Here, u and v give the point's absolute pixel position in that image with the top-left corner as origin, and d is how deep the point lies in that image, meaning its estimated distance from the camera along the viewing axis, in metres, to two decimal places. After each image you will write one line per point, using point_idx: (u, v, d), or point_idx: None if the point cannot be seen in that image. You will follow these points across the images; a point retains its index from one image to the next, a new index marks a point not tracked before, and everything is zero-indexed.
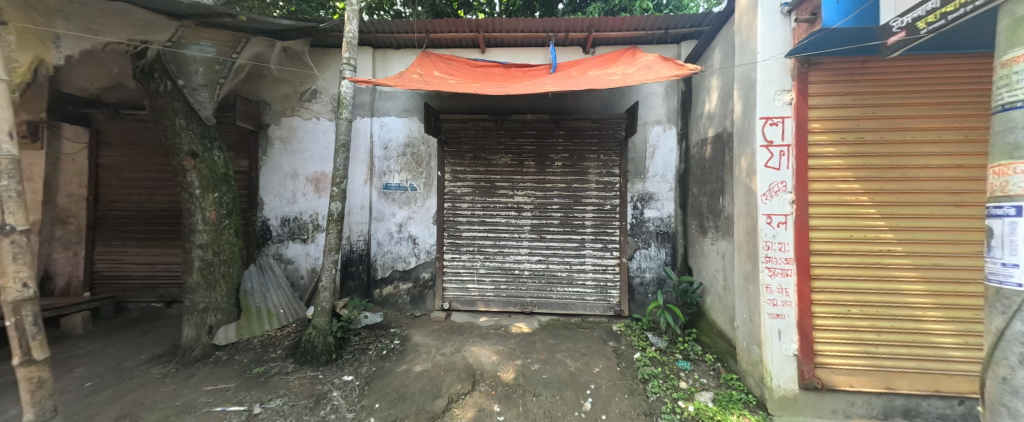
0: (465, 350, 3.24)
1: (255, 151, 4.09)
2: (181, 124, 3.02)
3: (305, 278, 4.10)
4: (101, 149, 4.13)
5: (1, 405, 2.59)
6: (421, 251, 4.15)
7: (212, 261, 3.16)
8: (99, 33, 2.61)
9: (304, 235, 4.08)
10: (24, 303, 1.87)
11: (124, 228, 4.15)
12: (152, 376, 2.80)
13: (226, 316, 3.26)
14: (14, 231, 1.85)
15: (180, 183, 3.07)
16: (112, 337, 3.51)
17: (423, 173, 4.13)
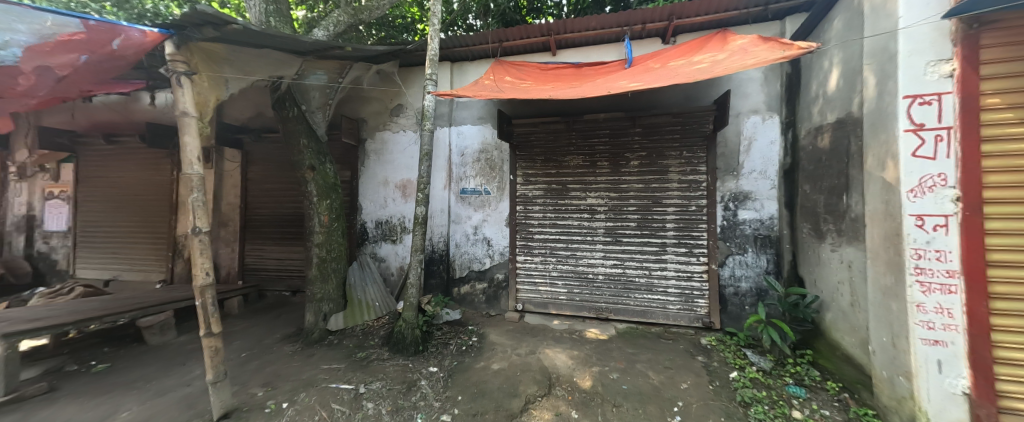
0: (540, 352, 3.26)
1: (355, 163, 4.70)
2: (304, 144, 3.62)
3: (395, 275, 4.56)
4: (248, 166, 5.17)
5: (191, 366, 3.40)
6: (495, 252, 4.29)
7: (326, 257, 3.71)
8: (253, 73, 3.23)
9: (394, 236, 4.54)
10: (206, 288, 2.45)
11: (263, 229, 5.11)
12: (284, 352, 3.40)
13: (336, 305, 3.80)
14: (201, 232, 2.45)
15: (302, 192, 3.67)
16: (256, 318, 4.36)
17: (497, 177, 4.28)
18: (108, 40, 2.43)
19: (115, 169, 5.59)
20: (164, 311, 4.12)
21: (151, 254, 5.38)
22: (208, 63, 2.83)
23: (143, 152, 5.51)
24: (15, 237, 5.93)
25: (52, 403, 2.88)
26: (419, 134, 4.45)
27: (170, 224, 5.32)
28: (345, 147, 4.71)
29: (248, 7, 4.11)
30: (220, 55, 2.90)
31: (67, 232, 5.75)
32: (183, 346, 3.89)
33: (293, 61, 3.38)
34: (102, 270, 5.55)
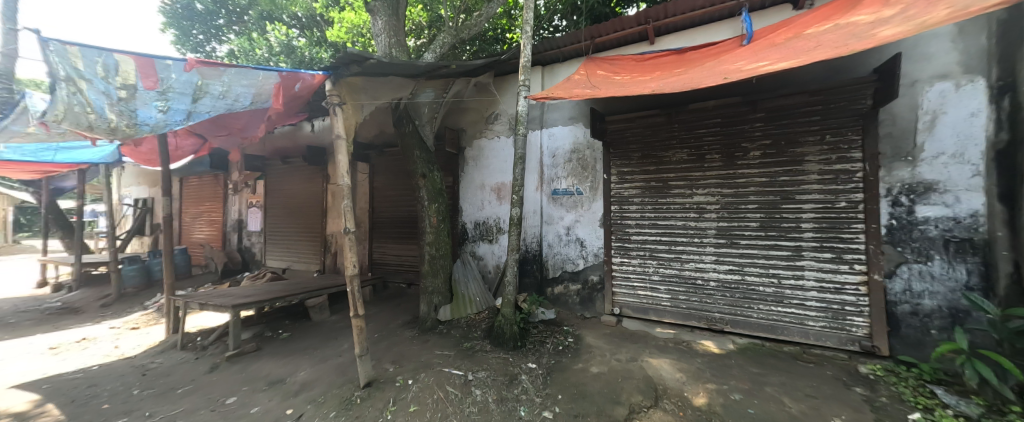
0: (642, 360, 3.07)
1: (456, 169, 5.13)
2: (417, 155, 4.07)
3: (492, 273, 4.83)
4: (374, 176, 6.12)
5: (339, 341, 4.19)
6: (589, 254, 4.17)
7: (435, 255, 4.14)
8: (379, 97, 3.80)
9: (491, 236, 4.82)
10: (354, 277, 3.01)
11: (386, 230, 5.99)
12: (405, 336, 3.92)
13: (443, 298, 4.20)
14: (349, 232, 3.00)
15: (415, 197, 4.15)
16: (382, 305, 5.14)
17: (590, 177, 4.17)
18: (291, 84, 3.24)
19: (287, 183, 7.23)
20: (319, 295, 4.97)
21: (311, 249, 6.80)
22: (351, 94, 3.44)
23: (304, 169, 6.99)
24: (232, 236, 8.16)
25: (259, 359, 3.89)
26: (513, 138, 4.64)
27: (322, 225, 6.65)
28: (446, 155, 5.16)
29: (375, 42, 4.86)
30: (358, 86, 3.50)
31: (261, 232, 7.65)
32: (334, 324, 4.81)
33: (409, 84, 3.88)
34: (282, 261, 7.25)
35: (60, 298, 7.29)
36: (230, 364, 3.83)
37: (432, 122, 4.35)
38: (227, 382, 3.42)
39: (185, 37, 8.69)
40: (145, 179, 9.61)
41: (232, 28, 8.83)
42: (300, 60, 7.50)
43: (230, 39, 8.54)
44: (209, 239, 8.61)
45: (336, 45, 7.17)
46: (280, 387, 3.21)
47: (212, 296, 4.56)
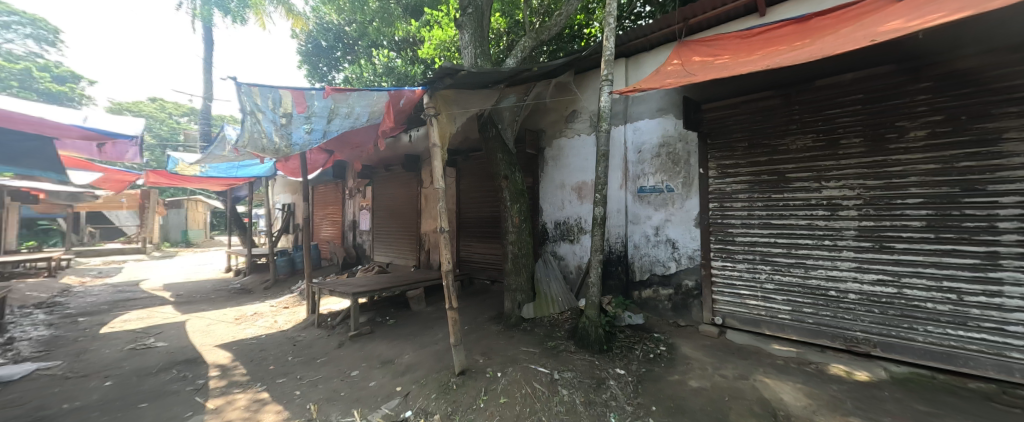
0: (754, 379, 2.69)
1: (536, 169, 5.16)
2: (500, 158, 4.22)
3: (574, 273, 4.74)
4: (460, 179, 6.54)
5: (435, 330, 4.57)
6: (682, 256, 3.81)
7: (517, 254, 4.22)
8: (470, 108, 3.99)
9: (572, 236, 4.73)
10: (448, 273, 3.25)
11: (471, 229, 6.34)
12: (492, 331, 4.08)
13: (526, 297, 4.26)
14: (443, 231, 3.26)
15: (498, 198, 4.30)
16: (470, 300, 5.46)
17: (682, 173, 3.80)
18: (397, 100, 3.60)
19: (389, 188, 8.18)
20: (413, 288, 5.46)
21: (409, 247, 7.57)
22: (444, 106, 3.69)
23: (403, 175, 7.82)
24: (349, 234, 9.56)
25: (373, 340, 4.49)
26: (594, 136, 4.48)
27: (417, 225, 7.35)
28: (526, 156, 5.23)
29: (462, 55, 5.18)
30: (450, 98, 3.73)
31: (370, 231, 8.81)
32: (430, 315, 5.28)
33: (495, 93, 4.01)
34: (386, 256, 8.24)
35: (239, 281, 9.50)
36: (351, 343, 4.50)
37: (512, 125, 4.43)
38: (350, 358, 4.03)
39: (313, 70, 10.46)
40: (289, 188, 11.90)
41: (347, 57, 10.31)
42: (399, 78, 8.38)
43: (346, 67, 9.99)
44: (333, 237, 10.25)
45: (428, 61, 7.84)
46: (390, 367, 3.66)
47: (336, 284, 5.40)
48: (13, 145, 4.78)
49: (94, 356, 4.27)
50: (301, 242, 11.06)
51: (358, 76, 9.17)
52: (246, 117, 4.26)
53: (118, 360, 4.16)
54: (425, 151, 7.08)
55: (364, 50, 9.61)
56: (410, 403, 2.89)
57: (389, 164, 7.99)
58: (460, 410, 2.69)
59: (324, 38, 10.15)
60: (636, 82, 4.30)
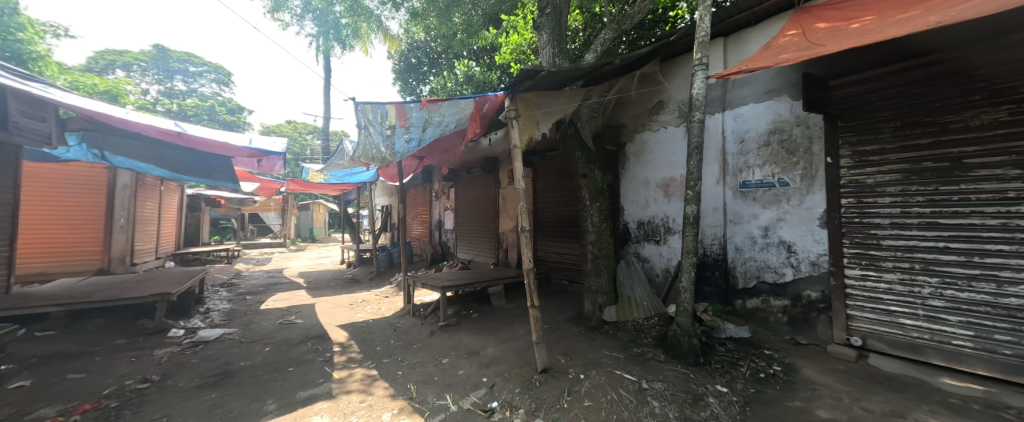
0: (912, 418, 2.16)
1: (616, 166, 4.91)
2: (578, 155, 4.11)
3: (660, 277, 4.40)
4: (536, 179, 6.56)
5: (515, 327, 4.69)
6: (800, 262, 3.26)
7: (597, 254, 4.06)
8: (553, 113, 3.88)
9: (657, 237, 4.40)
10: (529, 271, 3.30)
11: (548, 228, 6.33)
12: (572, 331, 4.01)
13: (607, 299, 4.08)
14: (524, 231, 3.32)
15: (576, 197, 4.20)
16: (548, 299, 5.47)
17: (799, 164, 3.26)
18: (480, 106, 3.80)
19: (470, 190, 8.63)
20: (493, 284, 5.66)
21: (489, 245, 7.89)
22: (526, 110, 3.70)
23: (482, 177, 8.17)
24: (436, 232, 10.36)
25: (459, 332, 4.81)
26: (684, 127, 4.10)
27: (496, 224, 7.61)
28: (605, 152, 5.01)
29: (540, 55, 5.21)
30: (532, 102, 3.73)
31: (453, 230, 9.42)
32: (510, 311, 5.43)
33: (576, 95, 3.92)
34: (468, 254, 8.73)
35: (350, 272, 11.05)
36: (441, 332, 4.88)
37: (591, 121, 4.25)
38: (441, 346, 4.37)
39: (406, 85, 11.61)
40: (387, 191, 13.40)
41: (433, 70, 11.09)
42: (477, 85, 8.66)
43: (431, 80, 10.77)
44: (422, 235, 11.23)
45: (504, 66, 7.98)
46: (475, 358, 3.86)
47: (426, 278, 5.91)
48: (208, 162, 6.19)
49: (255, 326, 5.40)
50: (397, 239, 12.37)
51: (441, 87, 9.77)
52: (361, 131, 5.02)
53: (270, 331, 5.19)
54: (502, 153, 7.27)
55: (448, 63, 10.25)
56: (495, 394, 3.00)
57: (470, 167, 8.43)
58: (544, 408, 2.70)
59: (414, 55, 11.12)
60: (737, 63, 3.81)
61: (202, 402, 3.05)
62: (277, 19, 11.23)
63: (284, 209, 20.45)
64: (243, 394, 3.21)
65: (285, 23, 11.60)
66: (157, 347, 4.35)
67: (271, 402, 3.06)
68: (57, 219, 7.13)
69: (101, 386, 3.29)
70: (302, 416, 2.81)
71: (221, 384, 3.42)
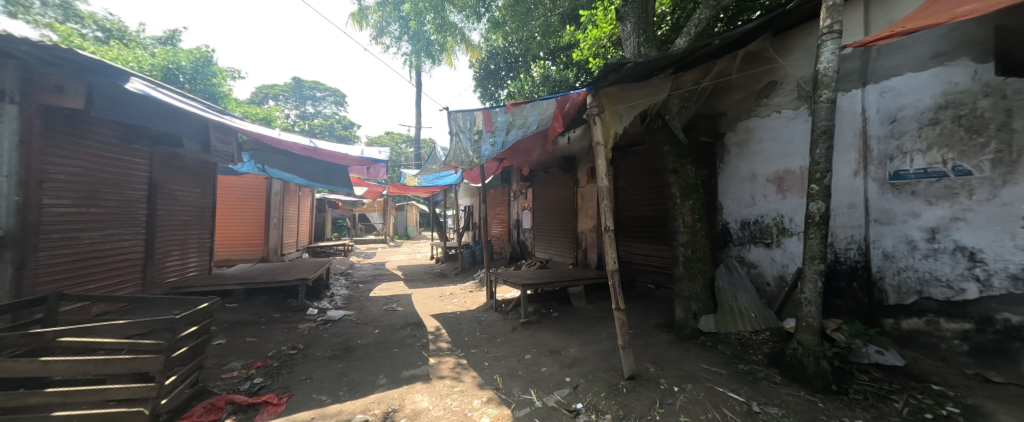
0: None
1: (713, 160, 4.44)
2: (667, 150, 3.83)
3: (772, 286, 3.84)
4: (618, 176, 6.28)
5: (599, 329, 4.56)
6: (990, 274, 2.52)
7: (691, 257, 3.73)
8: (638, 105, 3.65)
9: (768, 239, 3.85)
10: (614, 272, 3.19)
11: (632, 229, 6.00)
12: (663, 339, 3.75)
13: (705, 307, 3.70)
14: (608, 230, 3.21)
15: (666, 195, 3.92)
16: (633, 303, 5.20)
17: (984, 147, 2.53)
18: (562, 106, 3.81)
19: (548, 190, 8.63)
20: (574, 284, 5.59)
21: (567, 245, 7.80)
22: (610, 105, 3.56)
23: (560, 176, 8.10)
24: (514, 232, 10.63)
25: (540, 330, 4.87)
26: (804, 110, 3.49)
27: (574, 224, 7.50)
28: (700, 145, 4.56)
29: (624, 46, 4.98)
30: (615, 95, 3.57)
31: (532, 229, 9.53)
32: (591, 313, 5.31)
33: (665, 85, 3.61)
34: (547, 254, 8.76)
35: (438, 267, 12.01)
36: (523, 329, 5.00)
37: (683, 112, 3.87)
38: (523, 342, 4.49)
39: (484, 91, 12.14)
40: (469, 192, 14.20)
41: (510, 74, 11.29)
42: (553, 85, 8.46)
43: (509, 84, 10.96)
44: (502, 234, 11.63)
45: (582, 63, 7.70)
46: (558, 357, 3.87)
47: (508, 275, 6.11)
48: (333, 171, 7.33)
49: (366, 311, 6.23)
50: (479, 238, 13.03)
51: (518, 91, 9.86)
52: (451, 138, 5.46)
53: (377, 316, 5.94)
54: (581, 151, 7.11)
55: (525, 66, 10.33)
56: (580, 395, 2.96)
57: (548, 167, 8.43)
58: (634, 416, 2.56)
59: (493, 62, 11.48)
60: (885, 26, 3.12)
61: (332, 370, 3.65)
62: (379, 43, 12.72)
63: (384, 209, 23.14)
64: (360, 367, 3.74)
65: (385, 46, 13.07)
66: (299, 322, 5.34)
67: (382, 377, 3.50)
68: (234, 219, 9.23)
69: (266, 349, 4.18)
70: (406, 393, 3.16)
71: (345, 357, 4.04)
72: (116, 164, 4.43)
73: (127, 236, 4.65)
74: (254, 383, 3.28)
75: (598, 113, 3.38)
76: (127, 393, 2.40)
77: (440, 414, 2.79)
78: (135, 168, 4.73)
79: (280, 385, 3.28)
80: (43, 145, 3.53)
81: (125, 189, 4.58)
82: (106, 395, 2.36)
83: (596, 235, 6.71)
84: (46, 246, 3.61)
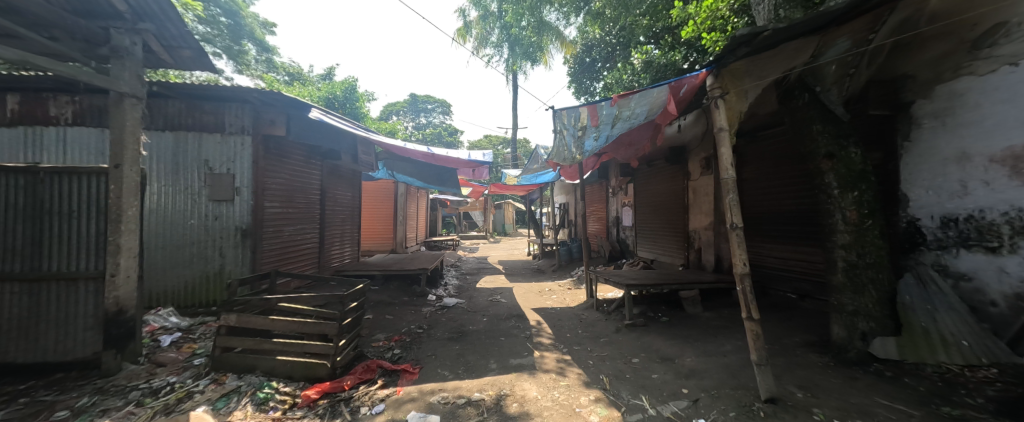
0: None
1: (893, 138, 3.44)
2: (818, 130, 3.12)
3: (1001, 306, 2.79)
4: (742, 166, 5.39)
5: (723, 340, 4.02)
6: None
7: (857, 263, 2.96)
8: (766, 75, 3.10)
9: (993, 243, 2.80)
10: (745, 276, 2.73)
11: (763, 228, 5.09)
12: (814, 361, 3.09)
13: (881, 327, 2.89)
14: (736, 228, 2.75)
15: (817, 186, 3.21)
16: (768, 315, 4.42)
17: None
18: (677, 91, 3.41)
19: (653, 184, 7.95)
20: (688, 287, 5.02)
21: (676, 244, 7.07)
22: (733, 83, 3.04)
23: (667, 169, 7.39)
24: (613, 229, 10.15)
25: (649, 333, 4.54)
26: None
27: (684, 221, 6.75)
28: (869, 120, 3.58)
29: (755, 13, 4.25)
30: (740, 70, 3.01)
31: (633, 227, 8.94)
32: (711, 321, 4.72)
33: (810, 47, 2.82)
34: (651, 253, 8.10)
35: (537, 262, 12.30)
36: (628, 331, 4.75)
37: (843, 82, 3.11)
38: (630, 345, 4.26)
39: (580, 86, 11.27)
40: (564, 190, 14.09)
41: (607, 66, 10.23)
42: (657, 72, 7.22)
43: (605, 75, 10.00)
44: (600, 232, 11.23)
45: (692, 41, 6.72)
46: (671, 365, 3.56)
47: (610, 273, 5.86)
48: (445, 175, 8.13)
49: (474, 301, 6.78)
50: (576, 235, 12.85)
51: (615, 82, 8.87)
52: (555, 136, 5.50)
53: (484, 306, 6.41)
54: (692, 140, 6.34)
55: (624, 53, 9.24)
56: (702, 410, 2.64)
57: (652, 159, 7.79)
58: None
59: (589, 55, 10.60)
60: None
61: (452, 350, 4.10)
62: (481, 55, 13.62)
63: (485, 208, 24.75)
64: (473, 350, 4.12)
65: (488, 57, 13.93)
66: (422, 305, 6.14)
67: (494, 362, 3.77)
68: (370, 215, 11.10)
69: (400, 326, 4.93)
70: (515, 380, 3.33)
71: (460, 340, 4.48)
72: (304, 175, 5.78)
73: (311, 231, 6.05)
74: (394, 353, 3.90)
75: (722, 94, 2.89)
76: (317, 348, 3.10)
77: (549, 405, 2.85)
78: (314, 178, 6.08)
79: (413, 358, 3.82)
80: (264, 165, 4.86)
81: (309, 194, 5.95)
82: (305, 348, 3.11)
83: (713, 234, 5.91)
84: (267, 238, 4.96)
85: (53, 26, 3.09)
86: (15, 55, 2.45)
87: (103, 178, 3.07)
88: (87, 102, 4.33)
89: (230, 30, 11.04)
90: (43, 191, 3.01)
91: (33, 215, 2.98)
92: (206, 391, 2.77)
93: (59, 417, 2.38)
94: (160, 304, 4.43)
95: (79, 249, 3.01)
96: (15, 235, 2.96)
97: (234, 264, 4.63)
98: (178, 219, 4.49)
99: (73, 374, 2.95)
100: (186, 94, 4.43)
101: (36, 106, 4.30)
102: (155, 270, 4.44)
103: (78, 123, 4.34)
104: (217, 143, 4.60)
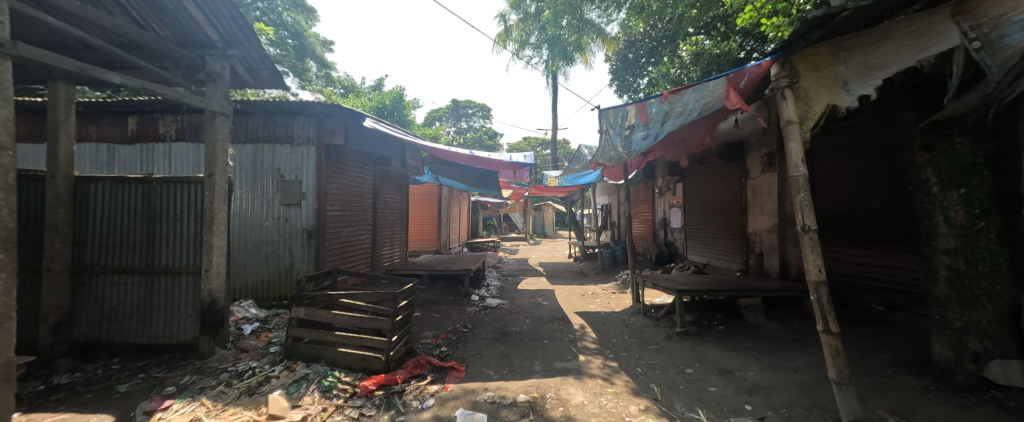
0: None
1: (1014, 127, 2.91)
2: (911, 119, 2.74)
3: None
4: (815, 162, 4.87)
5: (793, 354, 3.64)
6: None
7: (966, 271, 2.54)
8: (881, 65, 2.38)
9: None
10: (819, 284, 2.43)
11: (842, 232, 4.55)
12: (910, 384, 2.70)
13: (1001, 347, 2.42)
14: (809, 230, 2.46)
15: (911, 182, 2.82)
16: (848, 329, 3.94)
17: None
18: (736, 83, 3.20)
19: (706, 183, 7.46)
20: (748, 294, 4.64)
21: (733, 248, 6.56)
22: (816, 69, 2.57)
23: (721, 167, 6.92)
24: (660, 231, 9.66)
25: (704, 343, 4.25)
26: None
27: (743, 223, 6.24)
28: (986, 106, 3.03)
29: None
30: (829, 55, 2.56)
31: (682, 229, 8.46)
32: (777, 333, 4.30)
33: (939, 28, 2.19)
34: (703, 257, 7.60)
35: (579, 265, 12.08)
36: (680, 339, 4.49)
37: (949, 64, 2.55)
38: (682, 354, 4.01)
39: (622, 83, 10.88)
40: (607, 191, 13.73)
41: (653, 60, 9.73)
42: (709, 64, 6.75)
43: (649, 71, 9.50)
44: (646, 234, 10.74)
45: (750, 28, 6.19)
46: (731, 378, 3.30)
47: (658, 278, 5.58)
48: (487, 178, 8.28)
49: (516, 302, 6.80)
50: (620, 237, 12.43)
51: (663, 77, 8.41)
52: (602, 135, 5.38)
53: (526, 307, 6.43)
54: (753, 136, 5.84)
55: (672, 47, 8.66)
56: None
57: (705, 157, 7.34)
58: None
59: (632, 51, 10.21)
60: None
61: (496, 350, 4.15)
62: (521, 58, 13.69)
63: (526, 209, 24.94)
64: (515, 352, 4.14)
65: (529, 59, 14.05)
66: (466, 305, 6.30)
67: (538, 365, 3.75)
68: (417, 216, 11.69)
69: (445, 324, 5.09)
70: (561, 384, 3.29)
71: (505, 341, 4.53)
72: (359, 179, 6.21)
73: (365, 231, 6.48)
74: (441, 351, 4.03)
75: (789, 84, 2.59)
76: (373, 342, 3.30)
77: (596, 412, 2.77)
78: (369, 182, 6.51)
79: (459, 356, 3.93)
80: (326, 172, 5.26)
81: (364, 198, 6.37)
82: (363, 341, 3.32)
83: (777, 237, 5.39)
84: (330, 239, 5.38)
85: (162, 58, 3.69)
86: (137, 83, 2.91)
87: (200, 186, 3.53)
88: (187, 121, 5.02)
89: (295, 50, 12.21)
90: (157, 198, 3.52)
91: (149, 218, 3.50)
92: (281, 377, 3.06)
93: (167, 392, 2.76)
94: (243, 297, 5.01)
95: (181, 249, 3.48)
96: (134, 235, 3.49)
97: (301, 262, 5.07)
98: (257, 220, 5.06)
99: (177, 355, 3.41)
100: (262, 109, 4.97)
101: (149, 126, 5.05)
102: (239, 266, 5.03)
103: (180, 139, 5.03)
104: (287, 153, 5.08)
